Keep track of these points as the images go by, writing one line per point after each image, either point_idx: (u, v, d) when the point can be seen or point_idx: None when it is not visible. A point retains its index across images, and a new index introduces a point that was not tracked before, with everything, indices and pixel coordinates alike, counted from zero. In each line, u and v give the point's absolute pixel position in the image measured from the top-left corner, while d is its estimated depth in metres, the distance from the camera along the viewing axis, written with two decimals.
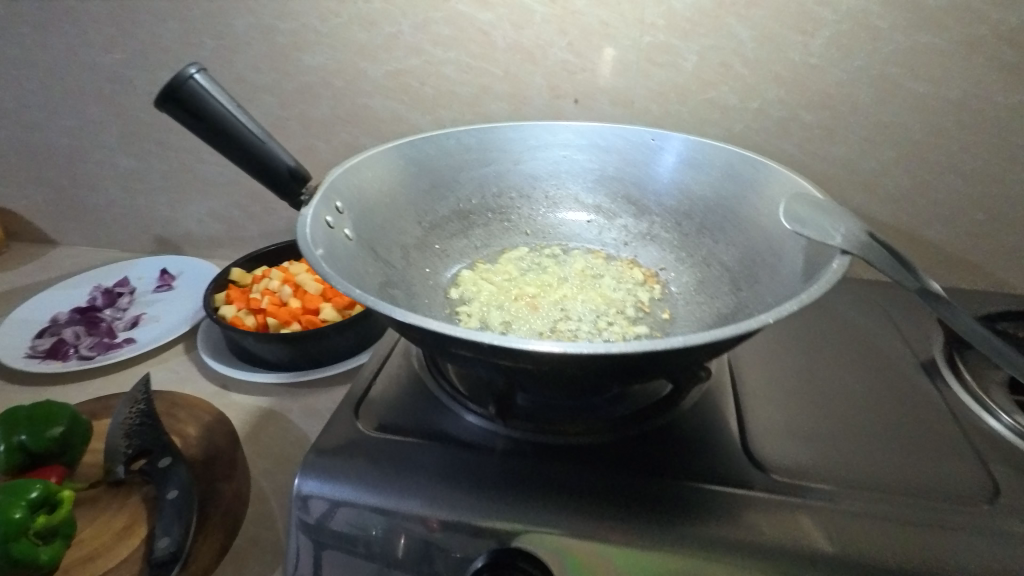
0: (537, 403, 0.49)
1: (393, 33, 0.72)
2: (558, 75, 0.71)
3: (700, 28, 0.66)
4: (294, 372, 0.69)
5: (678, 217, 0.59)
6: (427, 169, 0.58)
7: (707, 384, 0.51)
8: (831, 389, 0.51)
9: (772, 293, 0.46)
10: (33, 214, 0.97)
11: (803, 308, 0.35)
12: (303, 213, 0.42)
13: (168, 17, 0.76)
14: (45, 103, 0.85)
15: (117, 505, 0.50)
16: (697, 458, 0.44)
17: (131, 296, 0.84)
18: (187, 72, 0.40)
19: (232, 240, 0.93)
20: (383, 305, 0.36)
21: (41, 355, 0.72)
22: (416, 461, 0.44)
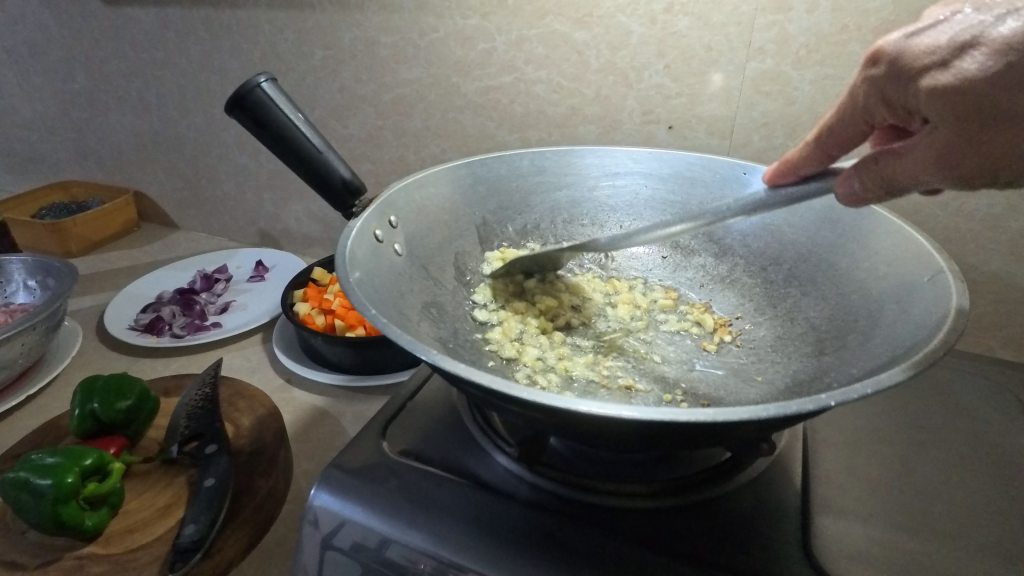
0: (570, 452, 0.45)
1: (487, 49, 0.71)
2: (653, 99, 0.67)
3: (816, 55, 0.59)
4: (353, 376, 0.70)
5: (764, 262, 0.53)
6: (497, 188, 0.57)
7: (773, 459, 0.44)
8: (931, 490, 0.43)
9: (856, 360, 0.39)
10: (162, 199, 1.08)
11: (877, 393, 0.29)
12: (350, 226, 0.42)
13: (286, 27, 0.81)
14: (181, 101, 0.95)
15: (164, 483, 0.53)
16: (744, 545, 0.38)
17: (226, 284, 0.90)
18: (256, 80, 0.42)
19: (325, 241, 0.97)
20: (396, 330, 0.34)
21: (140, 329, 0.79)
22: (432, 493, 0.42)
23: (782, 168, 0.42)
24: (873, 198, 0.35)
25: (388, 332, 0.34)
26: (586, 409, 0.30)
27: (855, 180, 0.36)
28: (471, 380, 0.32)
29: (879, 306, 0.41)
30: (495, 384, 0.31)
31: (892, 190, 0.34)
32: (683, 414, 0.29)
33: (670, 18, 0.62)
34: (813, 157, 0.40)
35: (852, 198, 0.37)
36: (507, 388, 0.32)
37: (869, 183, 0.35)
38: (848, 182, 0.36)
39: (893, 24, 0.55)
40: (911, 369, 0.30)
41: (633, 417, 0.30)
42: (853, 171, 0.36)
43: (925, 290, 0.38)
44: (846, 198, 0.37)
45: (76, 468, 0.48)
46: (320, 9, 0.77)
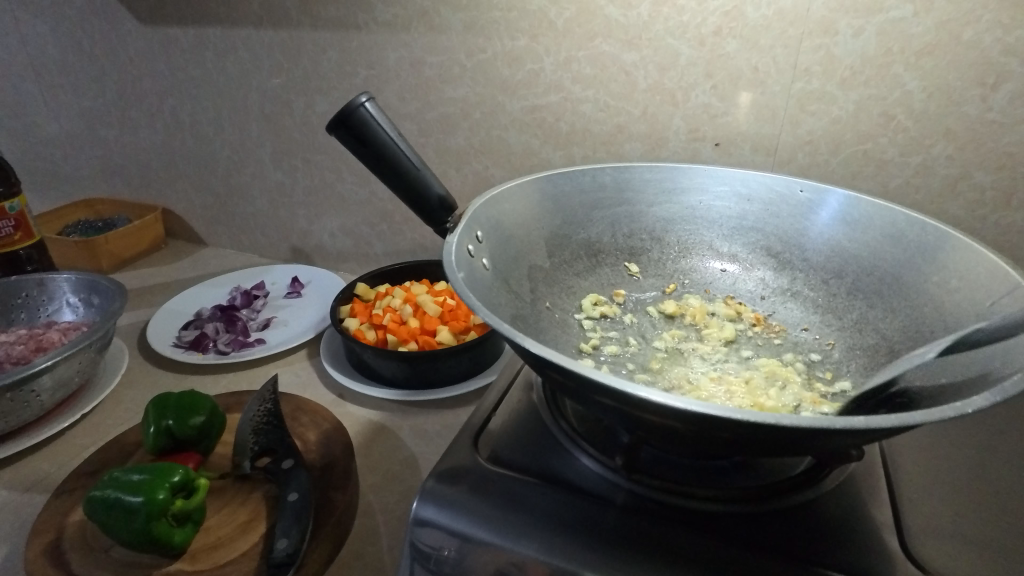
0: (661, 460, 0.47)
1: (535, 69, 0.73)
2: (699, 117, 0.69)
3: (861, 76, 0.62)
4: (406, 391, 0.70)
5: (826, 275, 0.55)
6: (564, 205, 0.59)
7: (853, 466, 0.46)
8: (1002, 493, 0.45)
9: (945, 368, 0.41)
10: (191, 216, 1.08)
11: (1006, 398, 0.31)
12: (448, 240, 0.44)
13: (329, 47, 0.82)
14: (216, 119, 0.95)
15: (241, 498, 0.53)
16: (841, 546, 0.40)
17: (265, 299, 0.90)
18: (360, 100, 0.45)
19: (358, 256, 0.98)
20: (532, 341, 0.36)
21: (185, 345, 0.79)
22: (535, 501, 0.43)
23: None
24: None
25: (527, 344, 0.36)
26: (741, 416, 0.31)
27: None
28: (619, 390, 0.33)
29: (957, 317, 0.43)
30: (646, 393, 0.32)
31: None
32: (833, 420, 0.30)
33: (719, 40, 0.65)
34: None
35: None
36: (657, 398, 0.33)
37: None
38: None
39: (936, 47, 0.58)
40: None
41: (791, 423, 0.31)
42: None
43: (1005, 302, 0.40)
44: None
45: (166, 484, 0.49)
46: (365, 29, 0.79)
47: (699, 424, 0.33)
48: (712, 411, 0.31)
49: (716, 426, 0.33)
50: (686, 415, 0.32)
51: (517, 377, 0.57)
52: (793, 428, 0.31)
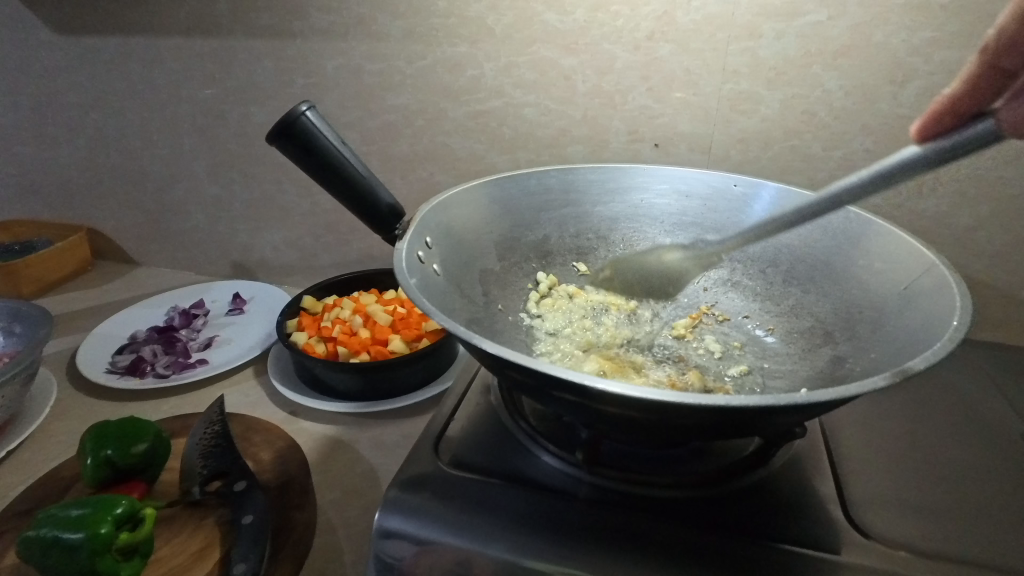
0: (620, 452, 0.48)
1: (476, 75, 0.74)
2: (638, 119, 0.72)
3: (786, 76, 0.65)
4: (361, 403, 0.69)
5: (763, 264, 0.58)
6: (511, 208, 0.59)
7: (798, 444, 0.49)
8: (933, 457, 0.49)
9: (875, 346, 0.43)
10: (122, 235, 1.03)
11: (931, 367, 0.33)
12: (398, 247, 0.44)
13: (264, 56, 0.80)
14: (144, 133, 0.91)
15: (193, 526, 0.51)
16: (791, 520, 0.42)
17: (205, 318, 0.87)
18: (300, 109, 0.44)
19: (304, 269, 0.96)
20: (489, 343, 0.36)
21: (121, 371, 0.75)
22: (500, 502, 0.43)
23: (931, 116, 0.39)
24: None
25: (485, 345, 0.36)
26: (693, 400, 0.32)
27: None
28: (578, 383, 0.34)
29: (882, 297, 0.46)
30: (604, 385, 0.33)
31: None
32: (779, 398, 0.32)
33: (653, 45, 0.67)
34: (968, 93, 0.37)
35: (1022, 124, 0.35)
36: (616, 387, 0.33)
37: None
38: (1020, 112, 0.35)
39: (851, 49, 0.62)
40: (952, 343, 0.34)
41: (741, 403, 0.32)
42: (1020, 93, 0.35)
43: (924, 279, 0.43)
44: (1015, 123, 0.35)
45: (109, 517, 0.46)
46: (301, 37, 0.77)
47: (656, 411, 0.34)
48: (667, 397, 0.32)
49: (673, 413, 0.34)
50: (642, 403, 0.33)
51: (474, 380, 0.57)
52: (743, 409, 0.32)
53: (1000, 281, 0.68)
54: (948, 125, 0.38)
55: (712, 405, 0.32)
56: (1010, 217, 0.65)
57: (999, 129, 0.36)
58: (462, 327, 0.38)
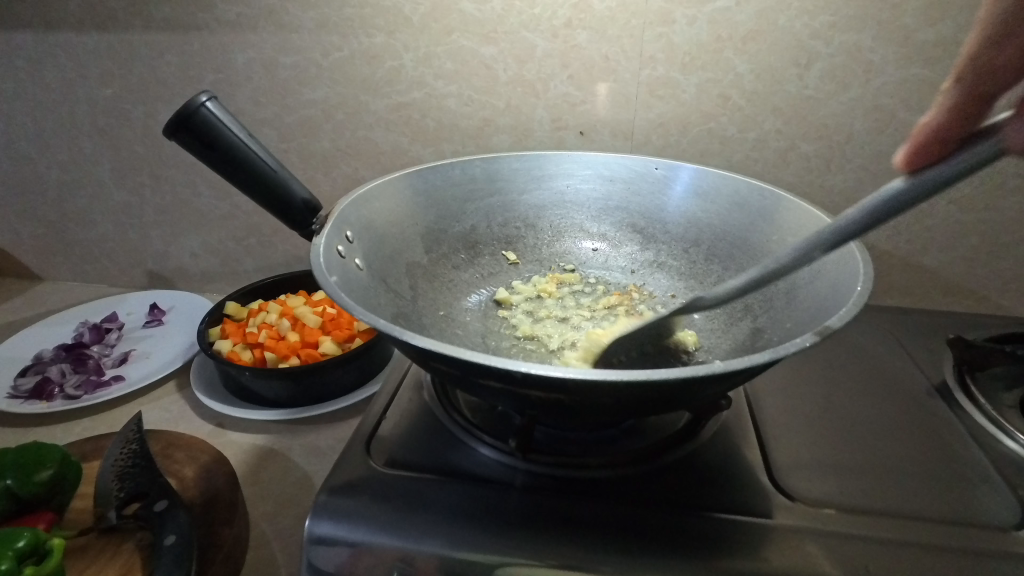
0: (555, 437, 0.48)
1: (395, 66, 0.72)
2: (560, 107, 0.72)
3: (699, 61, 0.67)
4: (292, 410, 0.67)
5: (685, 244, 0.59)
6: (435, 199, 0.58)
7: (726, 415, 0.50)
8: (849, 418, 0.52)
9: (790, 315, 0.45)
10: (20, 249, 0.95)
11: (839, 328, 0.35)
12: (315, 242, 0.42)
13: (166, 50, 0.75)
14: (37, 137, 0.84)
15: (110, 554, 0.47)
16: (721, 490, 0.43)
17: (119, 332, 0.81)
18: (199, 99, 0.41)
19: (227, 275, 0.92)
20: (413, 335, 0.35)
21: (24, 395, 0.69)
22: (435, 498, 0.42)
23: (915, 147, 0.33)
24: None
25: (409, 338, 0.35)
26: (617, 377, 0.32)
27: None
28: (503, 369, 0.33)
29: None
30: (530, 369, 0.33)
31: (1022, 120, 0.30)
32: (698, 369, 0.33)
33: (570, 32, 0.67)
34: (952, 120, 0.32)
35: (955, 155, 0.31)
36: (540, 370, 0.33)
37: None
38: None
39: (758, 33, 0.64)
40: (856, 306, 0.36)
41: (663, 377, 0.33)
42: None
43: None
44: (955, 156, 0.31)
45: (9, 552, 0.42)
46: (206, 30, 0.73)
47: (583, 391, 0.34)
48: (593, 377, 0.32)
49: (599, 392, 0.34)
50: (568, 384, 0.33)
51: (407, 377, 0.56)
52: (665, 382, 0.33)
53: (901, 250, 0.73)
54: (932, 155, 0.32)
55: (636, 381, 0.33)
56: None
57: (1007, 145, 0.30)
58: (385, 321, 0.37)
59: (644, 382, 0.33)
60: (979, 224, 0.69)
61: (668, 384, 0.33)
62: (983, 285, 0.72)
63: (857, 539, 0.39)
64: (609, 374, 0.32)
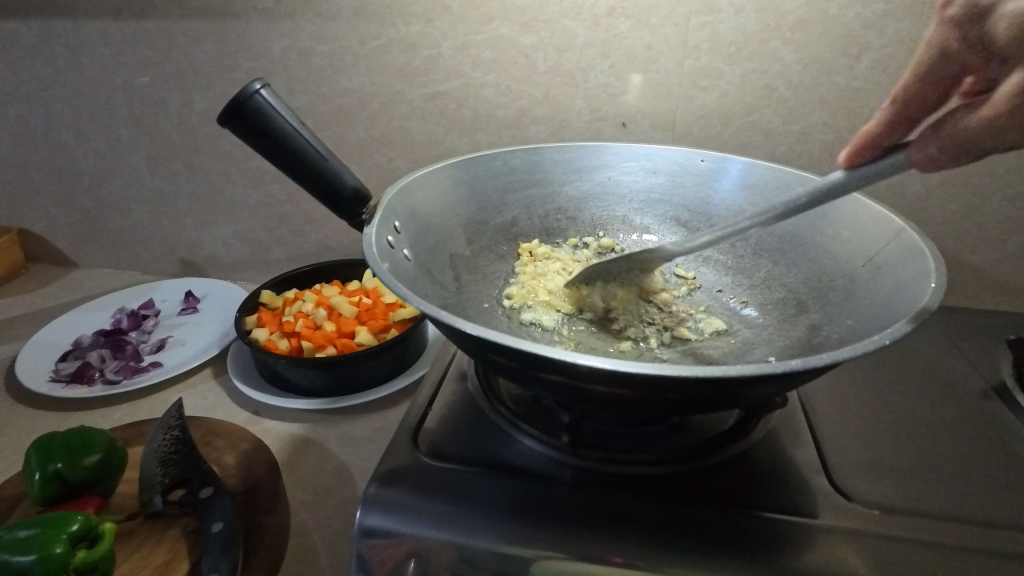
0: (602, 431, 0.47)
1: (433, 55, 0.71)
2: (600, 97, 0.71)
3: (744, 51, 0.65)
4: (328, 399, 0.67)
5: (731, 238, 0.58)
6: (478, 190, 0.58)
7: (774, 413, 0.49)
8: (903, 419, 0.51)
9: (849, 313, 0.44)
10: (56, 236, 0.96)
11: (911, 329, 0.34)
12: (367, 232, 0.42)
13: (204, 38, 0.75)
14: (74, 124, 0.85)
15: (155, 539, 0.48)
16: (775, 490, 0.43)
17: (155, 319, 0.82)
18: (253, 87, 0.41)
19: (258, 263, 0.92)
20: (473, 326, 0.35)
21: (65, 379, 0.70)
22: (484, 491, 0.42)
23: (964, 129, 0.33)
24: (948, 161, 0.35)
25: (469, 329, 0.34)
26: (687, 373, 0.32)
27: (930, 146, 0.35)
28: (568, 363, 0.33)
29: (852, 265, 0.47)
30: (597, 363, 0.32)
31: (964, 154, 0.34)
32: (769, 367, 0.32)
33: (613, 20, 0.66)
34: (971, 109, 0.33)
35: (928, 160, 0.36)
36: (610, 365, 0.32)
37: (943, 148, 0.35)
38: (924, 150, 0.36)
39: (807, 22, 0.63)
40: (930, 304, 0.35)
41: (732, 373, 0.32)
42: (928, 136, 0.35)
43: (893, 246, 0.44)
44: (921, 161, 0.36)
45: (62, 536, 0.43)
46: (244, 18, 0.73)
47: (649, 387, 0.33)
48: (661, 372, 0.32)
49: (666, 387, 0.33)
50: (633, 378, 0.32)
51: (447, 369, 0.56)
52: (735, 379, 0.32)
53: (948, 247, 0.71)
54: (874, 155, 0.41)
55: (706, 377, 0.32)
56: (958, 184, 0.67)
57: (909, 160, 0.38)
58: (440, 311, 0.37)
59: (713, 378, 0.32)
60: None
61: (737, 381, 0.32)
62: None
63: (921, 544, 0.38)
64: (678, 370, 0.32)
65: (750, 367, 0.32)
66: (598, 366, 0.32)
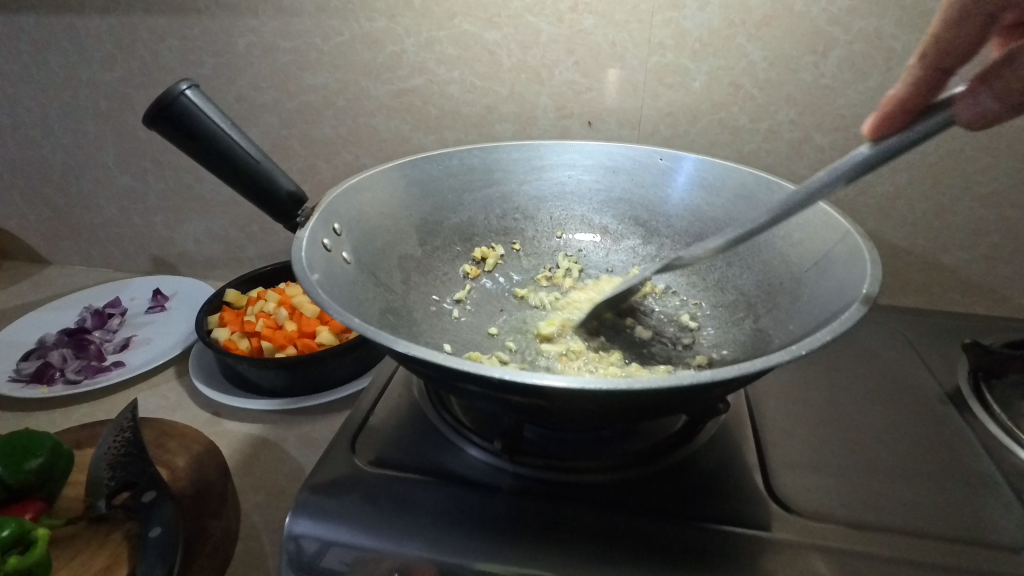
0: (545, 437, 0.47)
1: (396, 51, 0.70)
2: (565, 95, 0.70)
3: (710, 48, 0.64)
4: (289, 400, 0.66)
5: (689, 238, 0.57)
6: (431, 190, 0.57)
7: (725, 418, 0.49)
8: (856, 425, 0.50)
9: (794, 320, 0.43)
10: (28, 233, 0.96)
11: (838, 339, 0.33)
12: (299, 235, 0.41)
13: (167, 34, 0.74)
14: (41, 120, 0.84)
15: (97, 544, 0.47)
16: (715, 498, 0.42)
17: (122, 318, 0.81)
18: (179, 88, 0.40)
19: (229, 261, 0.91)
20: (388, 336, 0.34)
21: (26, 379, 0.70)
22: (417, 499, 0.41)
23: (883, 116, 0.37)
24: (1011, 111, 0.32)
25: (383, 340, 0.34)
26: (599, 385, 0.31)
27: (982, 98, 0.32)
28: (481, 375, 0.32)
29: (800, 269, 0.46)
30: (508, 375, 0.31)
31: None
32: (684, 379, 0.31)
33: (576, 16, 0.65)
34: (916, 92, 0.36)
35: (982, 117, 0.32)
36: (522, 377, 0.31)
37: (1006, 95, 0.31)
38: (977, 104, 0.32)
39: (772, 18, 0.61)
40: (860, 313, 0.34)
41: (646, 386, 0.31)
42: (979, 89, 0.32)
43: (838, 249, 0.42)
44: (972, 119, 0.33)
45: None
46: (207, 14, 0.72)
47: (564, 399, 0.32)
48: (572, 386, 0.31)
49: (582, 399, 0.32)
50: (546, 391, 0.32)
51: (397, 373, 0.55)
52: (650, 392, 0.31)
53: (919, 247, 0.70)
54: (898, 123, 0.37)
55: (619, 389, 0.31)
56: (928, 183, 0.66)
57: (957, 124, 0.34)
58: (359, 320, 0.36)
59: (627, 391, 0.31)
60: (1000, 221, 0.66)
61: (652, 393, 0.31)
62: (1003, 285, 0.69)
63: (861, 556, 0.37)
64: (591, 382, 0.31)
65: (665, 380, 0.31)
66: (510, 377, 0.31)
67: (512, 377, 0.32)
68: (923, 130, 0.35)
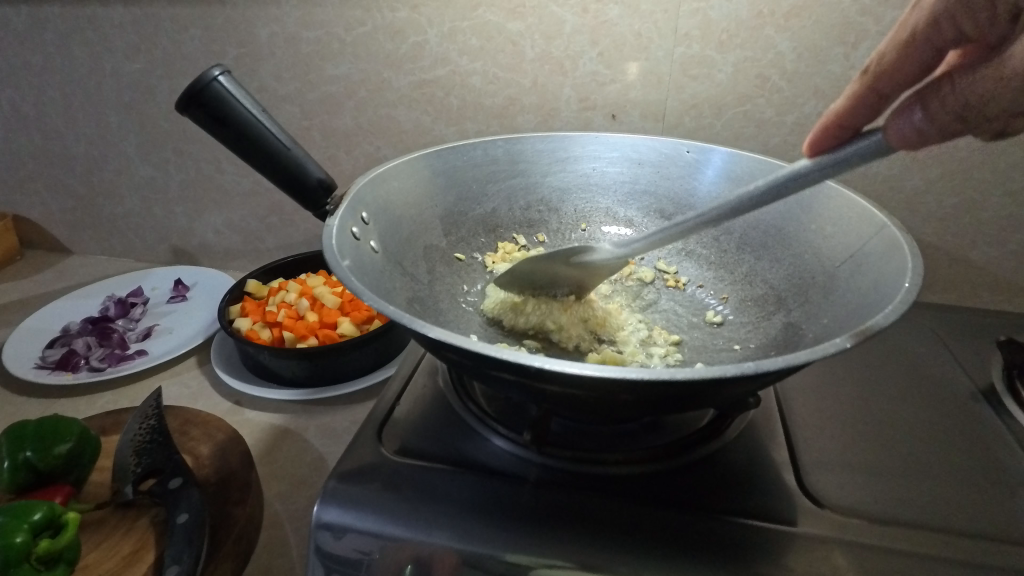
0: (571, 430, 0.46)
1: (419, 42, 0.70)
2: (588, 86, 0.69)
3: (737, 38, 0.63)
4: (310, 390, 0.66)
5: (716, 232, 0.57)
6: (456, 181, 0.57)
7: (752, 413, 0.48)
8: (887, 422, 0.49)
9: (827, 313, 0.42)
10: (50, 223, 0.97)
11: (879, 332, 0.32)
12: (329, 223, 0.41)
13: (190, 25, 0.74)
14: (64, 110, 0.85)
15: (125, 528, 0.48)
16: (745, 493, 0.41)
17: (144, 307, 0.82)
18: (211, 74, 0.40)
19: (248, 252, 0.92)
20: (422, 322, 0.34)
21: (51, 366, 0.70)
22: (444, 489, 0.41)
23: (824, 130, 0.39)
24: (938, 136, 0.31)
25: (417, 327, 0.34)
26: (637, 375, 0.30)
27: (831, 128, 0.39)
28: (517, 363, 0.32)
29: (833, 261, 0.45)
30: (545, 363, 0.31)
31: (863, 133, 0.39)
32: (724, 370, 0.30)
33: (601, 7, 0.64)
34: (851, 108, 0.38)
35: (910, 140, 0.32)
36: (560, 365, 0.31)
37: (932, 119, 0.30)
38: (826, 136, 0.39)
39: (802, 9, 0.61)
40: (901, 306, 0.34)
41: (685, 377, 0.30)
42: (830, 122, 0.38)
43: (874, 242, 0.42)
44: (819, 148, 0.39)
45: (25, 525, 0.44)
46: (230, 4, 0.72)
47: (600, 388, 0.32)
48: (610, 375, 0.31)
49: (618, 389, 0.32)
50: (582, 380, 0.31)
51: (420, 364, 0.55)
52: (688, 382, 0.31)
53: (947, 243, 0.68)
54: (836, 142, 0.38)
55: (657, 379, 0.31)
56: (959, 178, 0.64)
57: (889, 146, 0.34)
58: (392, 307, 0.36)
59: (665, 381, 0.31)
60: None
61: (690, 383, 0.31)
62: None
63: (897, 553, 0.37)
64: (629, 371, 0.31)
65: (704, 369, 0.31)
66: (547, 365, 0.31)
67: (548, 365, 0.32)
68: (852, 154, 0.36)
